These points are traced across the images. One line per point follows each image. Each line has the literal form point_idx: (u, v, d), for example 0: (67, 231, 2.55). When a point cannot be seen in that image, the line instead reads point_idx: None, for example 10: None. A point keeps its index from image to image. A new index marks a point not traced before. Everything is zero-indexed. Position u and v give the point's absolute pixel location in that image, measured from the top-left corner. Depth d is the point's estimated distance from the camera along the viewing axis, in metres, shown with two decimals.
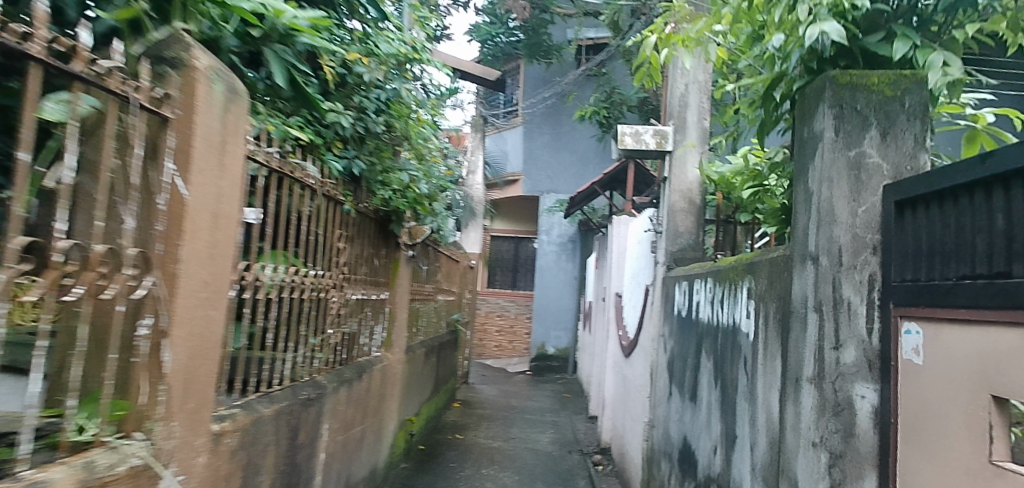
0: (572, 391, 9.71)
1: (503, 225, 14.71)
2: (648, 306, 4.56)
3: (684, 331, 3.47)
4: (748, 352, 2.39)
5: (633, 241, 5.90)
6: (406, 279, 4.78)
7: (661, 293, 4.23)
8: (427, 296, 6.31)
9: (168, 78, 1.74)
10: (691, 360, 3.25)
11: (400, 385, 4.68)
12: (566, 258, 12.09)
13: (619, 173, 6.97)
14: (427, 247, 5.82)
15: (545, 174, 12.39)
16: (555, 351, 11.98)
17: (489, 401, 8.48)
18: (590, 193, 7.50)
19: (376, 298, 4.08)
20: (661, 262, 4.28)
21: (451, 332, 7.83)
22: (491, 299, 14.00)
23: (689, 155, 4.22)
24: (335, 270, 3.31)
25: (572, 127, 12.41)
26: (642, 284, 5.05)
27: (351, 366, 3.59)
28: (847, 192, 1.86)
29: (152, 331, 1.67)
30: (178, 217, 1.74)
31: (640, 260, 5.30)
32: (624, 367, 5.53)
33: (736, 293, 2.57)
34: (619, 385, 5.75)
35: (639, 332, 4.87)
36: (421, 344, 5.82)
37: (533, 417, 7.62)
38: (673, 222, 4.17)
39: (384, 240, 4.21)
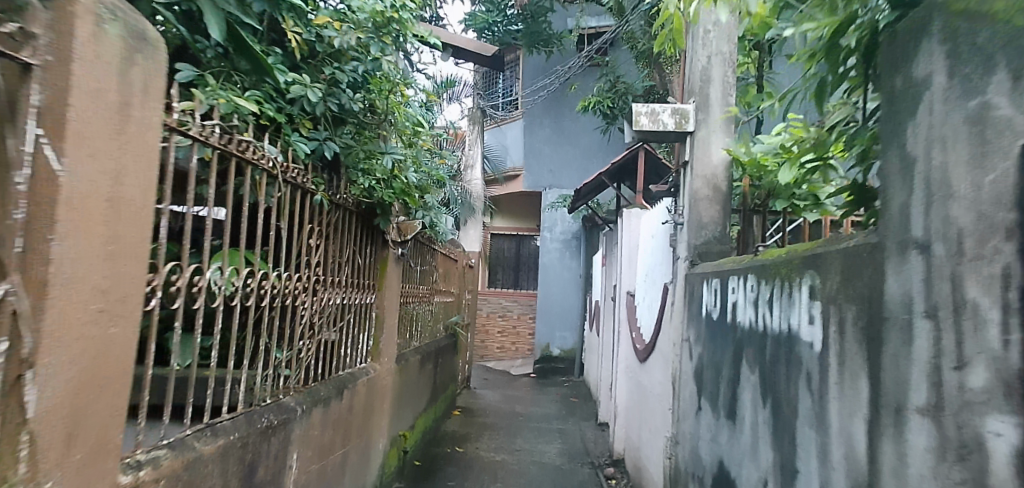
0: (579, 394, 9.24)
1: (504, 222, 14.22)
2: (668, 306, 4.06)
3: (716, 337, 2.97)
4: (813, 367, 1.90)
5: (646, 235, 5.41)
6: (396, 281, 4.30)
7: (683, 291, 3.73)
8: (423, 298, 5.85)
9: (34, 10, 1.18)
10: (727, 371, 2.76)
11: (391, 398, 4.20)
12: (570, 256, 11.61)
13: (628, 164, 6.49)
14: (421, 245, 5.35)
15: (546, 169, 11.94)
16: (560, 352, 11.51)
17: (492, 408, 7.99)
18: (597, 186, 7.02)
19: (358, 302, 3.59)
20: (682, 257, 3.79)
21: (450, 336, 7.36)
22: (492, 299, 13.52)
23: (712, 136, 3.72)
24: (308, 272, 2.82)
25: (574, 118, 11.87)
26: (659, 282, 4.56)
27: (330, 381, 3.11)
28: (967, 157, 1.27)
29: (9, 361, 1.14)
30: (50, 200, 1.22)
31: (655, 255, 4.81)
32: (638, 373, 5.04)
33: (791, 293, 2.08)
34: (634, 393, 5.25)
35: (656, 336, 4.37)
36: (417, 350, 5.34)
37: (539, 425, 7.14)
38: (695, 212, 3.68)
39: (369, 237, 3.72)
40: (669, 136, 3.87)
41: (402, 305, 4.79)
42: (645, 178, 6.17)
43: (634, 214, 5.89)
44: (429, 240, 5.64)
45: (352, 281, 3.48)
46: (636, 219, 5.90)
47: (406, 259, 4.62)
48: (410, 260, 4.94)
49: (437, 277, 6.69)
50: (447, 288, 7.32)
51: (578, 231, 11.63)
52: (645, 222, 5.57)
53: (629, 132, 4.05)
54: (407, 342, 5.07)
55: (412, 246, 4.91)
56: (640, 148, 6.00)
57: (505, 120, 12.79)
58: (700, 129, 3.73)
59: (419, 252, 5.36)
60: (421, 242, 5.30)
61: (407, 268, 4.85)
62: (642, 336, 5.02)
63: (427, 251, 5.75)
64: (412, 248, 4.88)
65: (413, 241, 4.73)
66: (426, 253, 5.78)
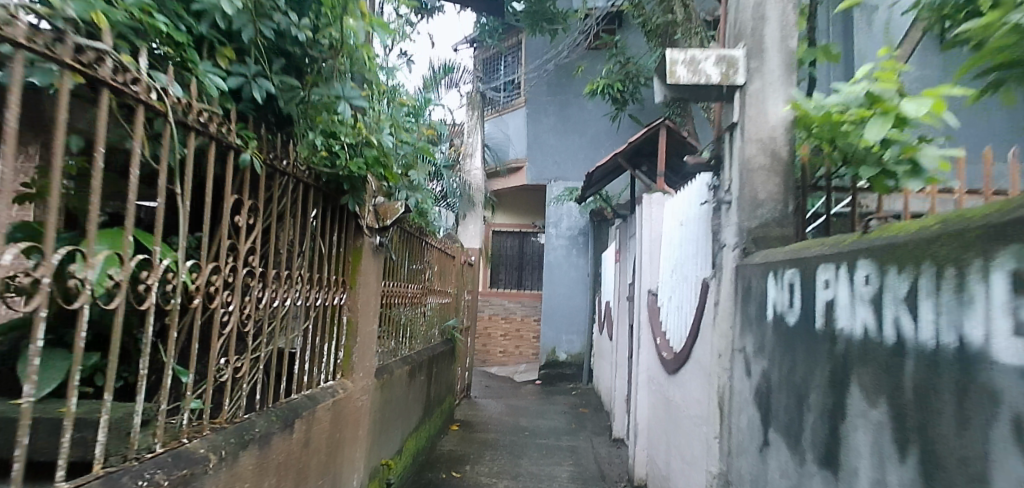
0: (589, 404, 8.44)
1: (505, 219, 13.48)
2: (710, 306, 3.26)
3: (794, 348, 2.19)
4: (1011, 414, 1.09)
5: (675, 224, 4.61)
6: (377, 278, 3.51)
7: (733, 288, 2.94)
8: (414, 298, 5.08)
9: None
10: (818, 398, 1.97)
11: (367, 423, 3.40)
12: (577, 254, 10.84)
13: (646, 145, 5.75)
14: (409, 236, 4.58)
15: (551, 159, 11.18)
16: (567, 357, 10.71)
17: (494, 421, 7.20)
18: (610, 171, 6.29)
19: (320, 305, 2.81)
20: (732, 244, 3.01)
21: (447, 342, 6.55)
22: (494, 301, 12.71)
23: (768, 89, 2.97)
24: (237, 259, 2.03)
25: (580, 106, 11.13)
26: (697, 278, 3.77)
27: (274, 410, 2.30)
28: None
29: None
30: None
31: (692, 245, 4.01)
32: (667, 388, 4.23)
33: (965, 286, 1.30)
34: (660, 410, 4.43)
35: (692, 345, 3.57)
36: (406, 359, 4.57)
37: (546, 442, 6.33)
38: (749, 187, 2.91)
39: (334, 221, 2.95)
40: (711, 90, 3.09)
41: (384, 308, 4.02)
42: (666, 159, 5.41)
43: (657, 201, 5.11)
44: (418, 230, 4.87)
45: (310, 276, 2.69)
46: (658, 206, 5.12)
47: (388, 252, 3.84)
48: (394, 253, 4.16)
49: (431, 275, 5.91)
50: (442, 287, 6.53)
51: (585, 227, 10.88)
52: (672, 209, 4.77)
53: (661, 89, 3.29)
54: (393, 351, 4.30)
55: (397, 236, 4.14)
56: (661, 124, 5.32)
57: (507, 108, 12.03)
58: (753, 80, 2.97)
59: (406, 245, 4.58)
60: (408, 233, 4.52)
61: (390, 263, 4.06)
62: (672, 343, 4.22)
63: (417, 243, 4.99)
64: (396, 239, 4.09)
65: (397, 229, 3.94)
66: (417, 244, 5.01)
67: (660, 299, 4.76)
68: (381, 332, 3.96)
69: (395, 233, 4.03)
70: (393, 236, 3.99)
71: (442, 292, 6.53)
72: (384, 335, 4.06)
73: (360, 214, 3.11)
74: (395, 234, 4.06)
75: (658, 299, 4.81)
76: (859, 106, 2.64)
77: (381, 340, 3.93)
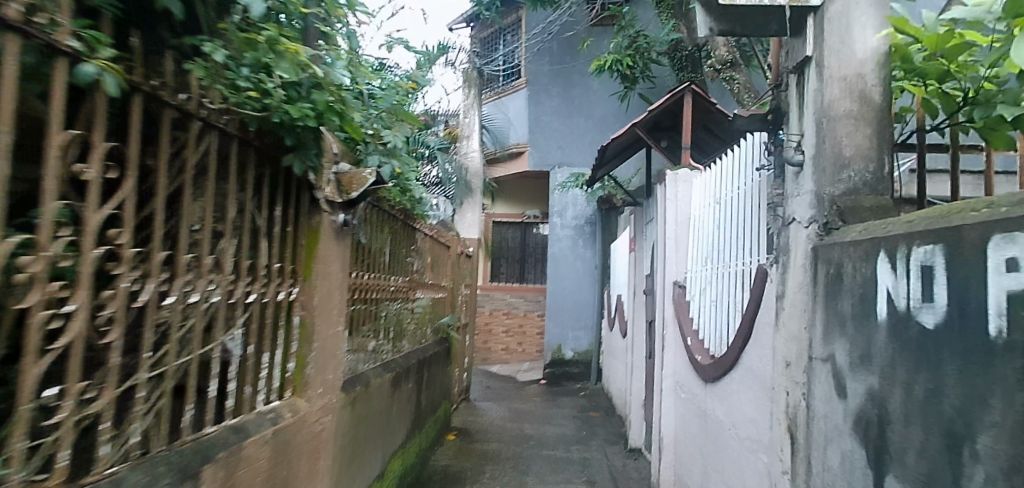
0: (599, 407, 7.72)
1: (506, 208, 12.75)
2: (772, 301, 2.53)
3: (942, 362, 1.45)
4: None
5: (710, 203, 3.87)
6: (345, 268, 2.78)
7: (811, 275, 2.20)
8: (399, 292, 4.35)
9: None
10: (1003, 447, 1.22)
11: (332, 451, 2.67)
12: (583, 244, 10.12)
13: (666, 116, 5.02)
14: (390, 217, 3.85)
15: (554, 143, 10.47)
16: (574, 355, 9.99)
17: (496, 428, 6.49)
18: (624, 148, 5.56)
19: (256, 303, 2.08)
20: (805, 220, 2.27)
21: (441, 341, 5.83)
22: (496, 295, 12.00)
23: (853, 11, 2.21)
24: (81, 231, 1.28)
25: (586, 86, 10.38)
26: (746, 266, 3.04)
27: (166, 457, 1.54)
28: None
29: None
30: None
31: (736, 225, 3.27)
32: (703, 398, 3.50)
33: None
34: (693, 423, 3.70)
35: (743, 349, 2.84)
36: (390, 365, 3.84)
37: (553, 453, 5.61)
38: (831, 140, 2.17)
39: (278, 192, 2.22)
40: (774, 16, 2.38)
41: (359, 305, 3.30)
42: (693, 129, 4.66)
43: (683, 177, 4.37)
44: (403, 211, 4.13)
45: (236, 262, 1.96)
46: (685, 184, 4.38)
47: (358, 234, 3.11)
48: (369, 236, 3.42)
49: (421, 265, 5.18)
50: (435, 281, 5.81)
51: (592, 216, 10.16)
52: (706, 186, 4.03)
53: (706, 20, 2.59)
54: (371, 355, 3.57)
55: (372, 214, 3.40)
56: (686, 89, 4.57)
57: (508, 91, 11.30)
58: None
59: (386, 228, 3.85)
60: (388, 214, 3.79)
61: (363, 249, 3.33)
62: (709, 344, 3.49)
63: (401, 227, 4.28)
64: (369, 217, 3.35)
65: (369, 205, 3.20)
66: (401, 228, 4.28)
67: (690, 292, 4.03)
68: (353, 334, 3.23)
69: (369, 212, 3.29)
70: (364, 213, 3.25)
71: (436, 284, 5.81)
72: (358, 336, 3.33)
73: (318, 187, 2.41)
74: (369, 212, 3.32)
75: (688, 291, 4.07)
76: (999, 20, 1.91)
77: (352, 343, 3.20)
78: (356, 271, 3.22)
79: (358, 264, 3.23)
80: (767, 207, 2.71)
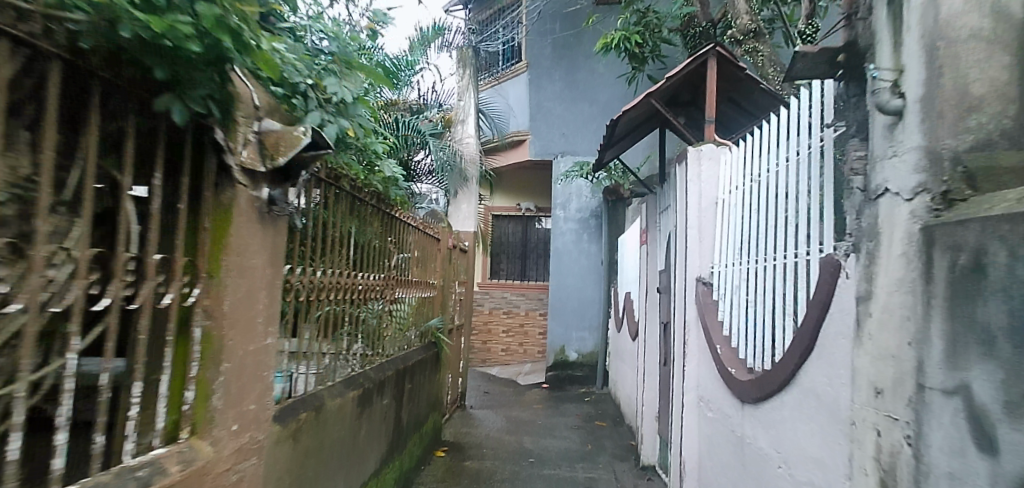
0: (605, 416, 7.05)
1: (505, 201, 12.09)
2: (852, 304, 1.85)
3: None
4: None
5: (745, 183, 3.20)
6: (277, 262, 2.11)
7: (923, 266, 1.52)
8: (373, 291, 3.68)
9: None
10: None
11: None
12: (588, 238, 9.44)
13: (684, 87, 4.38)
14: (354, 200, 3.18)
15: (557, 131, 9.81)
16: (577, 357, 9.31)
17: (491, 440, 5.82)
18: (636, 124, 4.90)
19: (114, 313, 1.39)
20: (908, 190, 1.59)
21: (429, 346, 5.18)
22: (495, 293, 11.35)
23: None
24: None
25: (590, 69, 9.69)
26: (800, 257, 2.37)
27: None
28: None
29: None
30: None
31: (784, 207, 2.60)
32: (738, 422, 2.83)
33: None
34: (723, 450, 3.03)
35: (802, 365, 2.17)
36: (356, 381, 3.15)
37: (555, 472, 4.93)
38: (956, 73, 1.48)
39: (159, 153, 1.53)
40: None
41: (312, 308, 2.64)
42: (717, 100, 3.97)
43: (708, 155, 3.70)
44: (372, 194, 3.47)
45: (71, 250, 1.28)
46: (710, 163, 3.70)
47: (297, 217, 2.43)
48: (323, 221, 2.75)
49: (404, 259, 4.54)
50: (423, 278, 5.16)
51: (598, 208, 9.49)
52: (738, 163, 3.36)
53: None
54: (329, 370, 2.89)
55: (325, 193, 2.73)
56: (709, 51, 3.89)
57: (508, 76, 10.64)
58: None
59: (351, 214, 3.17)
60: (351, 196, 3.12)
61: (314, 238, 2.65)
62: (750, 356, 2.81)
63: (374, 215, 3.62)
64: (321, 198, 2.68)
65: (315, 180, 2.54)
66: (374, 216, 3.62)
67: (719, 289, 3.36)
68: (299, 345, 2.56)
69: (316, 188, 2.62)
70: (310, 192, 2.58)
71: (423, 282, 5.15)
72: (308, 347, 2.65)
73: (230, 149, 1.76)
74: (318, 189, 2.65)
75: (717, 290, 3.40)
76: None
77: (297, 354, 2.52)
78: (303, 265, 2.55)
79: (305, 255, 2.55)
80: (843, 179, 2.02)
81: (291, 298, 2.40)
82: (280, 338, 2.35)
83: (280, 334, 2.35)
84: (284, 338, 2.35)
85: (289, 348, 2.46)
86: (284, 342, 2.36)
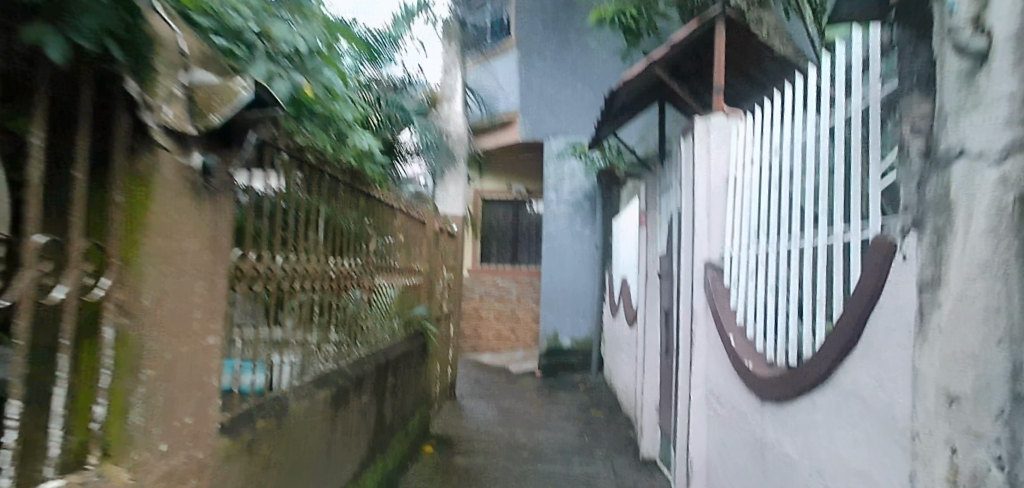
0: (601, 406, 6.78)
1: (495, 184, 11.72)
2: (917, 294, 1.52)
3: None
4: None
5: (761, 156, 2.87)
6: (217, 246, 1.73)
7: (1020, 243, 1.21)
8: (351, 279, 3.33)
9: None
10: None
11: None
12: (581, 221, 9.12)
13: (687, 57, 4.02)
14: (322, 176, 2.81)
15: (548, 110, 9.42)
16: (571, 343, 9.03)
17: (481, 433, 5.52)
18: (635, 97, 4.56)
19: None
20: (994, 151, 1.29)
21: (416, 336, 4.85)
22: (485, 279, 11.02)
23: None
24: None
25: (583, 45, 9.29)
26: (835, 237, 2.05)
27: None
28: None
29: None
30: None
31: (814, 181, 2.28)
32: (759, 423, 2.52)
33: None
34: (739, 452, 2.74)
35: (843, 362, 1.85)
36: (330, 379, 2.80)
37: (551, 468, 4.63)
38: None
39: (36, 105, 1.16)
40: None
41: (280, 297, 2.32)
42: (726, 71, 3.61)
43: (717, 127, 3.36)
44: (346, 170, 3.11)
45: None
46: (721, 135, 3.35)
47: (246, 194, 2.05)
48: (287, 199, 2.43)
49: (385, 242, 4.19)
50: (407, 265, 4.81)
51: (591, 190, 9.15)
52: (753, 135, 3.03)
53: None
54: (295, 367, 2.53)
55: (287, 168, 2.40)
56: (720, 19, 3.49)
57: (498, 53, 10.21)
58: None
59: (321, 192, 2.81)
60: (318, 171, 2.75)
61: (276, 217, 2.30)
62: (772, 350, 2.50)
63: (349, 194, 3.26)
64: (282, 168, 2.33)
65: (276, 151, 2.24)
66: (349, 196, 3.26)
67: (733, 274, 3.04)
68: (272, 335, 2.30)
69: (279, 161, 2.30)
70: (272, 167, 2.26)
71: (407, 269, 4.81)
72: (275, 339, 2.33)
73: (152, 107, 1.35)
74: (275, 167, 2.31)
75: (730, 275, 3.07)
76: None
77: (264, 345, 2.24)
78: (273, 249, 2.27)
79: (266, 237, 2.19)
80: (904, 143, 1.69)
81: (250, 285, 2.04)
82: (233, 330, 2.00)
83: (234, 324, 2.00)
84: (244, 327, 2.04)
85: (251, 340, 2.14)
86: (243, 330, 2.04)
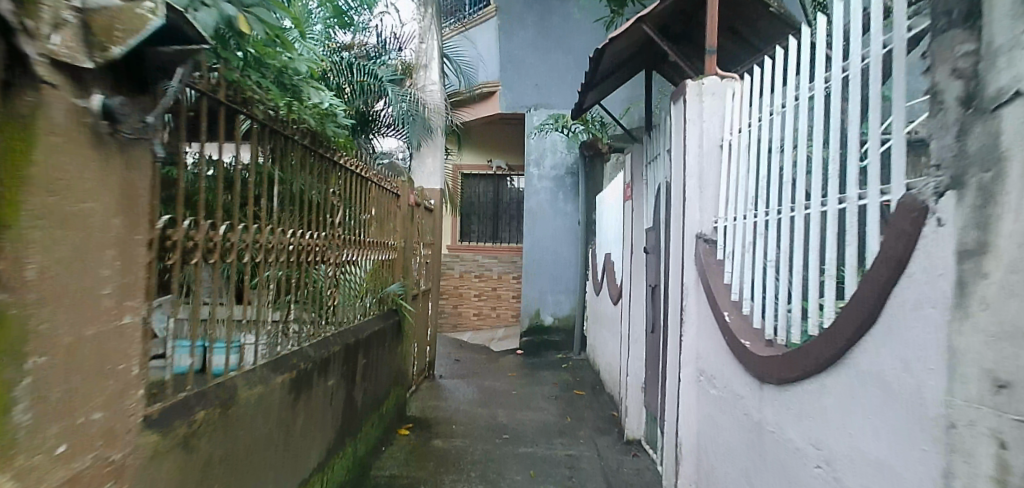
0: (583, 384, 6.64)
1: (475, 159, 11.41)
2: (955, 263, 1.30)
3: None
4: None
5: (758, 119, 2.64)
6: (133, 207, 1.44)
7: None
8: (315, 253, 3.07)
9: None
10: None
11: None
12: (564, 197, 8.89)
13: (675, 17, 3.71)
14: (279, 139, 2.52)
15: (529, 81, 9.09)
16: (553, 321, 8.86)
17: (461, 414, 5.33)
18: (622, 61, 4.26)
19: None
20: None
21: (390, 315, 4.59)
22: (465, 256, 10.77)
23: None
24: None
25: (565, 13, 8.93)
26: (847, 203, 1.84)
27: None
28: None
29: None
30: None
31: (822, 142, 2.06)
32: (757, 405, 2.33)
33: None
34: (733, 435, 2.57)
35: (859, 341, 1.66)
36: (291, 362, 2.54)
37: (533, 450, 4.46)
38: None
39: None
40: None
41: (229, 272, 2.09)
42: (719, 29, 3.31)
43: (708, 89, 3.11)
44: (306, 132, 2.80)
45: None
46: (714, 98, 3.09)
47: (175, 152, 1.75)
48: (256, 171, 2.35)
49: (354, 214, 3.91)
50: (379, 239, 4.53)
51: (574, 164, 8.90)
52: (749, 96, 2.80)
53: None
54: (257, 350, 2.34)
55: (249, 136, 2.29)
56: None
57: (477, 21, 9.80)
58: None
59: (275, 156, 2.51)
60: (271, 132, 2.45)
61: (231, 187, 2.13)
62: (773, 330, 2.31)
63: (312, 161, 2.96)
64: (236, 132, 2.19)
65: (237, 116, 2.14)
66: (313, 162, 2.97)
67: (728, 247, 2.83)
68: (238, 312, 2.22)
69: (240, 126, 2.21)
70: (234, 133, 2.17)
71: (379, 243, 4.53)
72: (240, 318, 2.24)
73: (33, 32, 1.05)
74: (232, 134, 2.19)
75: (724, 248, 2.87)
76: None
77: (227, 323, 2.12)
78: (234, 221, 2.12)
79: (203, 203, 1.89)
80: (933, 89, 1.45)
81: (201, 257, 1.86)
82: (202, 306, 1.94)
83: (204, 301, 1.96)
84: (208, 304, 1.97)
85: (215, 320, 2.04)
86: (207, 309, 1.96)
